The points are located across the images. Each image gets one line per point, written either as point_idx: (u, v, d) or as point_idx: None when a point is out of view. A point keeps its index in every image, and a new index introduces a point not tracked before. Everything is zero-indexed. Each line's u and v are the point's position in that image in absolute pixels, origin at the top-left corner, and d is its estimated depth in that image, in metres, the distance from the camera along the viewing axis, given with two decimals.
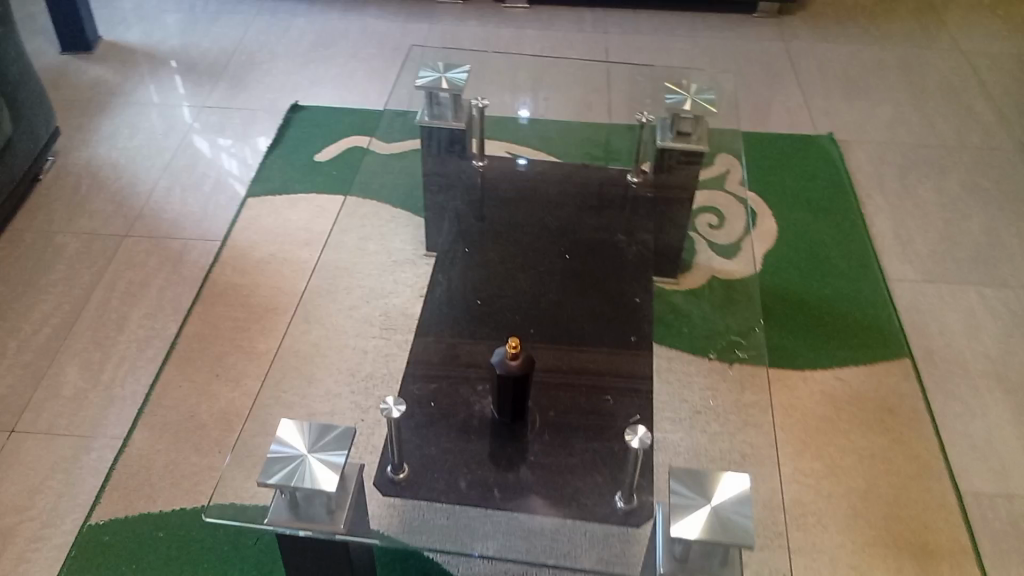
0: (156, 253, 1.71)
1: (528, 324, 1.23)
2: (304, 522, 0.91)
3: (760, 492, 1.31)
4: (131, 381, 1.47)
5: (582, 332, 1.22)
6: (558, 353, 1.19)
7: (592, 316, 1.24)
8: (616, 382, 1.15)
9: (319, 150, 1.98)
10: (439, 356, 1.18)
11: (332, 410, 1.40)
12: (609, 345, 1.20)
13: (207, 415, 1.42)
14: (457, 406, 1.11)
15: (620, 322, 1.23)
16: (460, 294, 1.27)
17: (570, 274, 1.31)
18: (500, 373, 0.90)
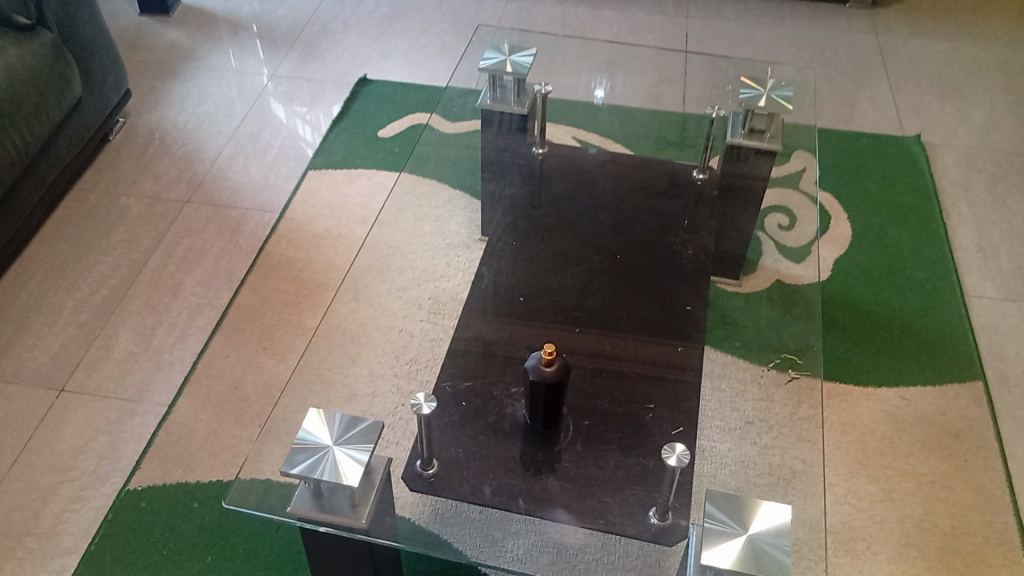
0: (215, 221, 1.72)
1: (571, 325, 1.19)
2: (326, 515, 0.89)
3: (806, 513, 1.25)
4: (180, 348, 1.48)
5: (626, 336, 1.17)
6: (600, 358, 1.15)
7: (639, 321, 1.19)
8: (659, 393, 1.10)
9: (384, 126, 1.96)
10: (477, 354, 1.15)
11: (373, 391, 1.39)
12: (654, 352, 1.15)
13: (250, 388, 1.42)
14: (491, 406, 1.08)
15: (668, 329, 1.18)
16: (503, 291, 1.23)
17: (620, 274, 1.26)
18: (532, 380, 0.87)
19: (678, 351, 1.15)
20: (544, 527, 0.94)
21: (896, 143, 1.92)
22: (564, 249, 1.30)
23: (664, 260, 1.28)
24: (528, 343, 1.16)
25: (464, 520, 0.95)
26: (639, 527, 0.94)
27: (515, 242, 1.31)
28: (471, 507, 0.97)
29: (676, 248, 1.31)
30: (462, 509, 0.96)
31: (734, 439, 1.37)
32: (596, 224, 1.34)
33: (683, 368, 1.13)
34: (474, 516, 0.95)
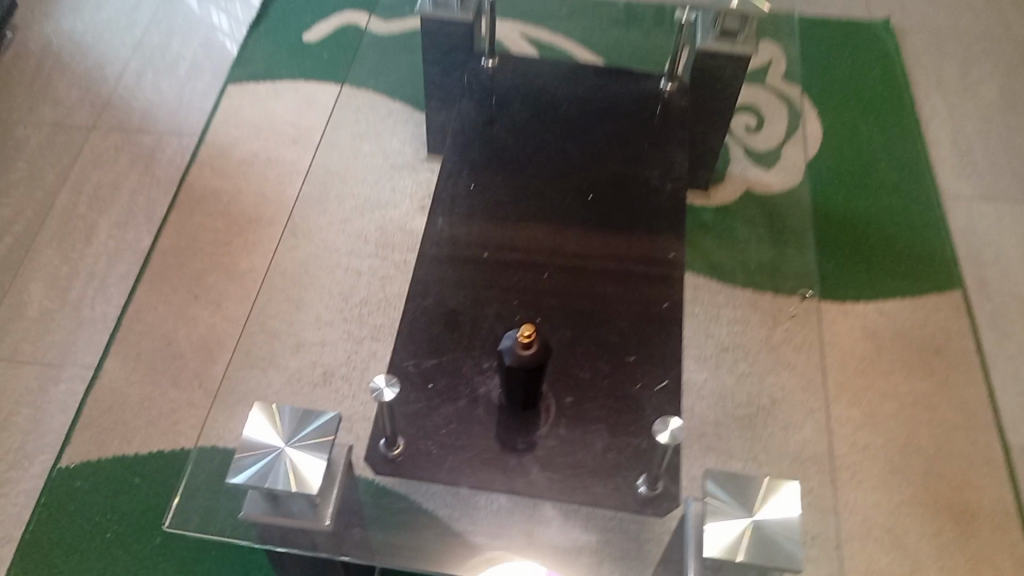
0: (127, 150, 1.54)
1: (543, 283, 1.08)
2: (283, 518, 0.80)
3: (791, 444, 1.19)
4: (102, 301, 1.34)
5: (605, 289, 1.08)
6: (577, 317, 1.05)
7: (615, 267, 1.10)
8: (642, 351, 1.02)
9: (309, 29, 1.75)
10: (441, 323, 1.04)
11: (323, 340, 1.29)
12: (635, 305, 1.06)
13: (185, 343, 1.29)
14: (458, 383, 0.98)
15: (649, 278, 1.09)
16: (464, 246, 1.11)
17: (593, 215, 1.15)
18: (507, 364, 0.77)
19: (661, 303, 1.06)
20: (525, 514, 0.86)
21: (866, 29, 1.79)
22: (529, 188, 1.17)
23: (640, 195, 1.17)
24: (498, 303, 1.06)
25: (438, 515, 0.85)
26: (627, 504, 0.88)
27: (473, 184, 1.18)
28: (444, 499, 0.87)
29: (653, 180, 1.19)
30: (433, 502, 0.86)
31: (710, 368, 1.31)
32: (563, 157, 1.21)
33: (667, 322, 1.05)
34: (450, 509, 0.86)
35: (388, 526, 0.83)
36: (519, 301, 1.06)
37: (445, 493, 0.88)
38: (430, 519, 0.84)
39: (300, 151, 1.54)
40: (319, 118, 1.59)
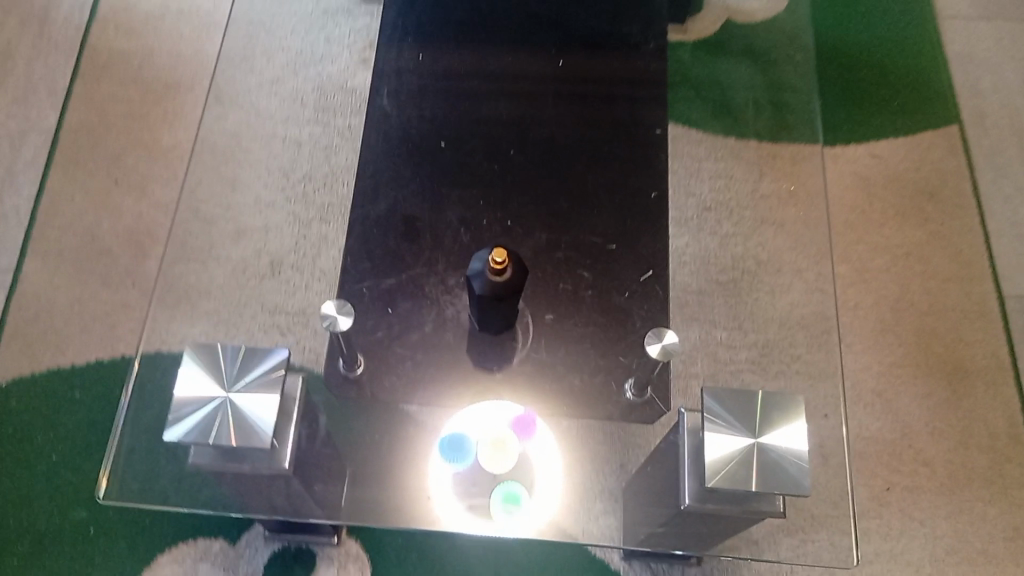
0: (15, 7, 1.32)
1: (510, 178, 0.95)
2: (234, 461, 0.70)
3: (779, 310, 1.12)
4: (11, 193, 1.18)
5: (580, 178, 0.95)
6: (552, 214, 0.93)
7: (589, 148, 0.97)
8: (626, 247, 0.92)
9: None
10: (397, 230, 0.92)
11: (265, 224, 1.17)
12: (617, 192, 0.94)
13: (110, 235, 1.16)
14: (419, 298, 0.89)
15: (633, 162, 0.96)
16: (416, 134, 0.97)
17: (562, 87, 1.00)
18: (477, 290, 0.66)
19: (646, 190, 0.94)
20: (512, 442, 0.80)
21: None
22: (488, 59, 1.01)
23: (616, 61, 1.01)
24: (460, 205, 0.93)
25: (421, 455, 0.81)
26: (614, 418, 0.84)
27: (422, 54, 1.01)
28: (424, 432, 0.82)
29: (633, 39, 1.03)
30: (417, 436, 0.82)
31: (691, 232, 1.21)
32: (525, 14, 1.04)
33: (653, 213, 0.93)
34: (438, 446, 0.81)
35: (377, 477, 0.80)
36: (485, 200, 0.94)
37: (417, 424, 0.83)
38: (414, 461, 0.80)
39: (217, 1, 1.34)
40: None
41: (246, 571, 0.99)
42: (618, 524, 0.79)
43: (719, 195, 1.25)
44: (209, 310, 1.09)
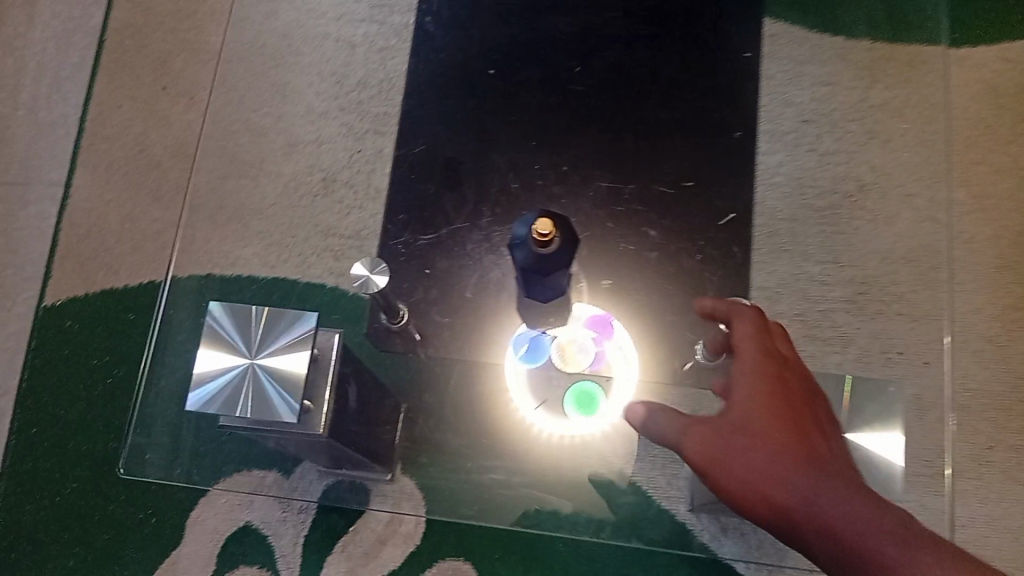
0: None
1: (568, 120, 0.88)
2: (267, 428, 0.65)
3: (881, 241, 1.00)
4: (59, 101, 1.14)
5: (649, 117, 0.87)
6: (615, 161, 0.86)
7: (659, 82, 0.88)
8: (698, 196, 0.84)
9: None
10: (438, 179, 0.86)
11: (319, 136, 1.09)
12: (693, 133, 0.86)
13: (159, 147, 1.10)
14: (461, 254, 0.82)
15: (710, 102, 0.87)
16: (466, 67, 0.90)
17: (630, 13, 0.91)
18: (521, 261, 0.57)
19: (726, 131, 0.87)
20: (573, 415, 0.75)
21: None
22: None
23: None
24: (510, 148, 0.87)
25: (479, 423, 0.77)
26: (685, 387, 0.75)
27: None
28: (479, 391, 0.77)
29: None
30: (478, 386, 0.77)
31: (787, 147, 1.06)
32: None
33: (732, 156, 0.86)
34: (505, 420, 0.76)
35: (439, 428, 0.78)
36: (542, 143, 0.87)
37: (465, 382, 0.77)
38: (470, 419, 0.77)
39: None
40: None
41: (300, 505, 0.96)
42: (687, 480, 0.80)
43: (822, 105, 1.07)
44: (262, 230, 1.05)
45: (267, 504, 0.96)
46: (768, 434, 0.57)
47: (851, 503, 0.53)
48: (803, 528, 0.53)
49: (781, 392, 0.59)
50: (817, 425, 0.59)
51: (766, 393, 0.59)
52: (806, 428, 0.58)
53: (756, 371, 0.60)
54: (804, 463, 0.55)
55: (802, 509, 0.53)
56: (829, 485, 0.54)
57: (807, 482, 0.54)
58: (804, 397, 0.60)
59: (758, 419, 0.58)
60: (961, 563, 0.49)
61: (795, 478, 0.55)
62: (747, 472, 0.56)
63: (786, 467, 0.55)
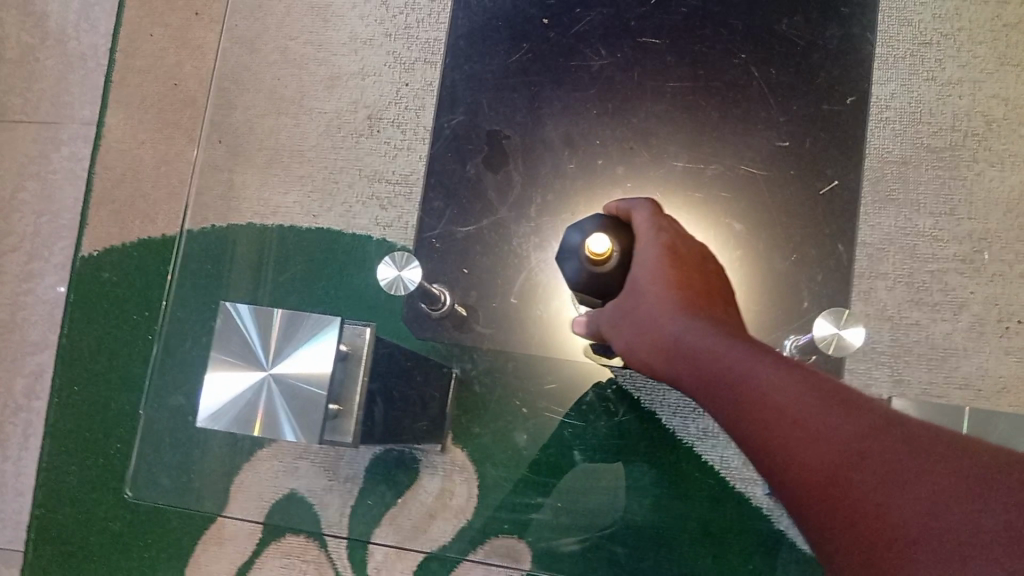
0: None
1: (638, 72, 0.77)
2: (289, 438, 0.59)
3: (1011, 191, 0.84)
4: (88, 29, 1.06)
5: (738, 71, 0.75)
6: (697, 127, 0.75)
7: (754, 28, 0.76)
8: (795, 172, 0.72)
9: None
10: (482, 145, 0.77)
11: (362, 68, 0.98)
12: (792, 94, 0.74)
13: (194, 81, 1.01)
14: (505, 243, 0.74)
15: (814, 55, 0.74)
16: (518, 10, 0.79)
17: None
18: (571, 275, 0.57)
19: (837, 94, 0.73)
20: (648, 422, 0.77)
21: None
22: None
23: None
24: (565, 116, 0.76)
25: (534, 434, 0.74)
26: None
27: None
28: (530, 404, 0.74)
29: None
30: (529, 399, 0.74)
31: (902, 77, 0.88)
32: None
33: (842, 124, 0.73)
34: (570, 451, 0.73)
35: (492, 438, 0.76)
36: (610, 108, 0.76)
37: (517, 396, 0.75)
38: (520, 433, 0.75)
39: None
40: None
41: (346, 474, 0.82)
42: None
43: (947, 25, 0.88)
44: (304, 174, 0.96)
45: (314, 471, 0.84)
46: (658, 287, 0.51)
47: (719, 337, 0.46)
48: (676, 373, 0.48)
49: (671, 255, 0.53)
50: (711, 283, 0.53)
51: (657, 254, 0.53)
52: (693, 278, 0.52)
53: (651, 238, 0.54)
54: (687, 306, 0.49)
55: (675, 351, 0.47)
56: (708, 326, 0.47)
57: (682, 324, 0.48)
58: (699, 258, 0.54)
59: (650, 276, 0.51)
60: (818, 381, 0.42)
61: (675, 322, 0.48)
62: (637, 332, 0.51)
63: (664, 314, 0.49)
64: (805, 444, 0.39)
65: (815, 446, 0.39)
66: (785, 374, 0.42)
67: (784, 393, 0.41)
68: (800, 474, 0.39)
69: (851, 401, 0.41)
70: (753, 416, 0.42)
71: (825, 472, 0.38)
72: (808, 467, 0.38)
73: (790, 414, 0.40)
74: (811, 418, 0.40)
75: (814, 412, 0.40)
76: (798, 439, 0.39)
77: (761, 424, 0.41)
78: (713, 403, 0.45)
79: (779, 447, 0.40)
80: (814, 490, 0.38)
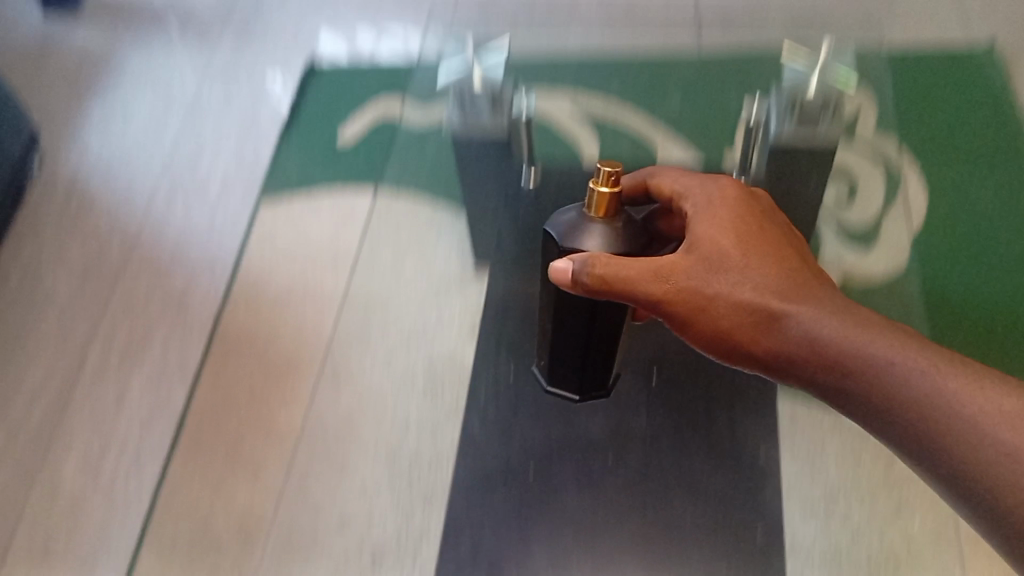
0: (158, 292, 1.46)
1: (599, 515, 0.93)
2: None
3: None
4: (135, 478, 1.25)
5: (674, 510, 0.93)
6: (646, 554, 0.90)
7: (688, 481, 0.94)
8: None
9: (343, 121, 1.63)
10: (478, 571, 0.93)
11: (368, 511, 1.18)
12: (720, 528, 0.91)
13: (224, 525, 1.20)
14: None
15: (735, 502, 0.93)
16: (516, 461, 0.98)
17: (655, 406, 1.01)
18: (554, 237, 0.76)
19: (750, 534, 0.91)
20: None
21: (936, 83, 1.63)
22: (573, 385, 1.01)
23: None
24: (548, 542, 0.92)
25: None
26: None
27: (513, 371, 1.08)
28: None
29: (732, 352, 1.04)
30: None
31: (825, 521, 1.01)
32: None
33: (754, 557, 0.89)
34: None
35: None
36: (576, 543, 0.91)
37: None
38: None
39: (339, 279, 1.46)
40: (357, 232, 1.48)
41: None
42: None
43: None
44: None
45: None
46: (743, 264, 0.70)
47: (823, 316, 0.66)
48: (793, 349, 0.67)
49: (738, 227, 0.73)
50: (767, 236, 0.72)
51: (731, 234, 0.72)
52: (774, 253, 0.71)
53: (718, 218, 0.74)
54: (778, 280, 0.69)
55: (788, 328, 0.67)
56: (812, 309, 0.67)
57: (789, 308, 0.67)
58: (752, 216, 0.74)
59: (730, 254, 0.70)
60: (915, 347, 0.64)
61: (778, 304, 0.68)
62: (731, 311, 0.69)
63: (760, 288, 0.68)
64: (970, 433, 0.59)
65: (971, 425, 0.59)
66: (918, 364, 0.62)
67: (895, 362, 0.63)
68: (962, 454, 0.59)
69: (939, 357, 0.62)
70: (869, 374, 0.63)
71: (935, 414, 0.60)
72: (945, 427, 0.60)
73: (896, 373, 0.63)
74: (955, 402, 0.60)
75: (952, 396, 0.60)
76: (951, 423, 0.60)
77: (918, 407, 0.61)
78: (826, 370, 0.65)
79: (892, 389, 0.63)
80: (946, 440, 0.60)
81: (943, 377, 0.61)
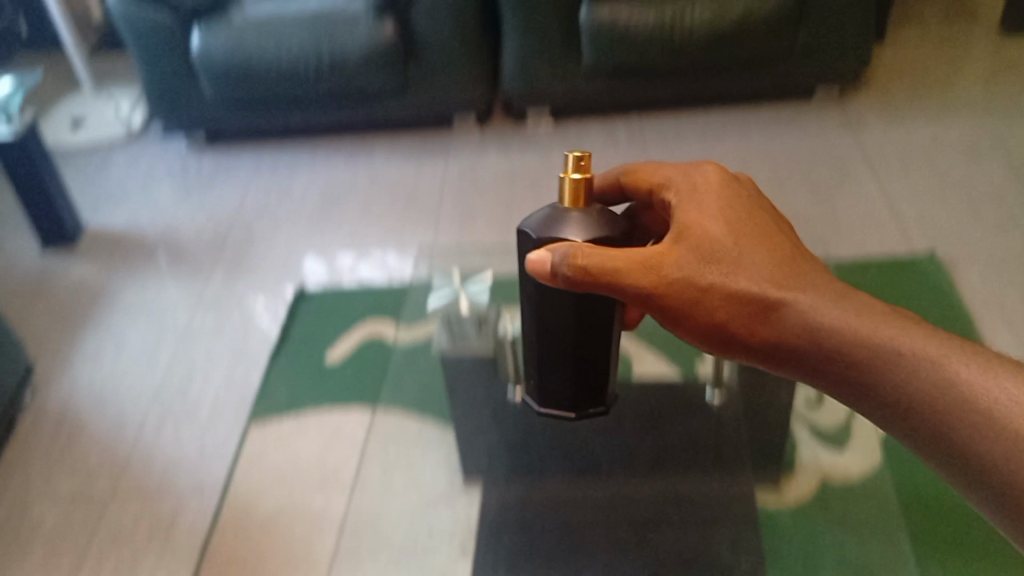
0: (146, 519, 1.45)
1: None
2: None
3: None
4: None
5: None
6: None
7: None
8: None
9: (331, 350, 1.74)
10: None
11: None
12: None
13: None
14: None
15: None
16: None
17: None
18: (526, 226, 0.83)
19: None
20: None
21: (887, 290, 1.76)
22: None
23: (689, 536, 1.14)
24: None
25: None
26: None
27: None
28: None
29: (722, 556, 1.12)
30: None
31: None
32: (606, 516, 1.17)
33: None
34: None
35: None
36: None
37: None
38: None
39: (329, 498, 1.45)
40: (347, 454, 1.52)
41: None
42: None
43: None
44: None
45: None
46: (740, 253, 0.76)
47: (817, 301, 0.73)
48: (790, 331, 0.73)
49: (730, 220, 0.79)
50: (758, 230, 0.79)
51: (724, 225, 0.78)
52: (769, 247, 0.77)
53: (714, 213, 0.80)
54: (774, 272, 0.75)
55: (787, 315, 0.73)
56: (811, 298, 0.73)
57: (787, 295, 0.73)
58: (744, 208, 0.81)
59: (726, 244, 0.77)
60: (903, 325, 0.69)
61: (776, 291, 0.74)
62: (729, 304, 0.75)
63: (757, 280, 0.75)
64: (968, 400, 0.63)
65: (961, 388, 0.63)
66: (904, 337, 0.68)
67: (893, 343, 0.68)
68: (949, 420, 0.64)
69: (937, 339, 0.67)
70: (867, 352, 0.69)
71: (926, 378, 0.65)
72: (935, 398, 0.65)
73: (888, 346, 0.68)
74: (945, 372, 0.65)
75: (937, 363, 0.65)
76: (939, 385, 0.65)
77: (911, 373, 0.66)
78: (830, 353, 0.71)
79: (879, 364, 0.68)
80: (934, 411, 0.65)
81: (930, 350, 0.66)
